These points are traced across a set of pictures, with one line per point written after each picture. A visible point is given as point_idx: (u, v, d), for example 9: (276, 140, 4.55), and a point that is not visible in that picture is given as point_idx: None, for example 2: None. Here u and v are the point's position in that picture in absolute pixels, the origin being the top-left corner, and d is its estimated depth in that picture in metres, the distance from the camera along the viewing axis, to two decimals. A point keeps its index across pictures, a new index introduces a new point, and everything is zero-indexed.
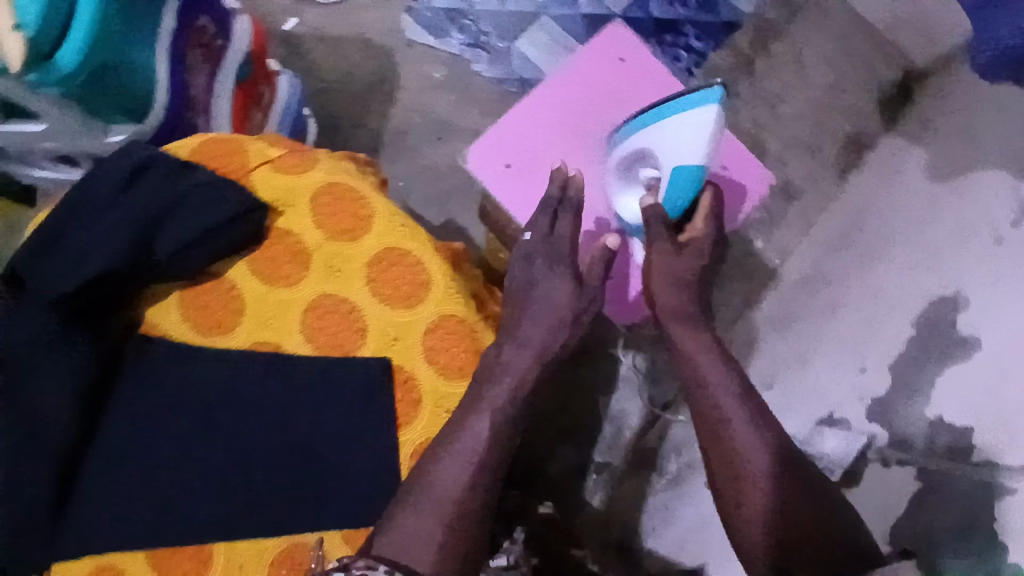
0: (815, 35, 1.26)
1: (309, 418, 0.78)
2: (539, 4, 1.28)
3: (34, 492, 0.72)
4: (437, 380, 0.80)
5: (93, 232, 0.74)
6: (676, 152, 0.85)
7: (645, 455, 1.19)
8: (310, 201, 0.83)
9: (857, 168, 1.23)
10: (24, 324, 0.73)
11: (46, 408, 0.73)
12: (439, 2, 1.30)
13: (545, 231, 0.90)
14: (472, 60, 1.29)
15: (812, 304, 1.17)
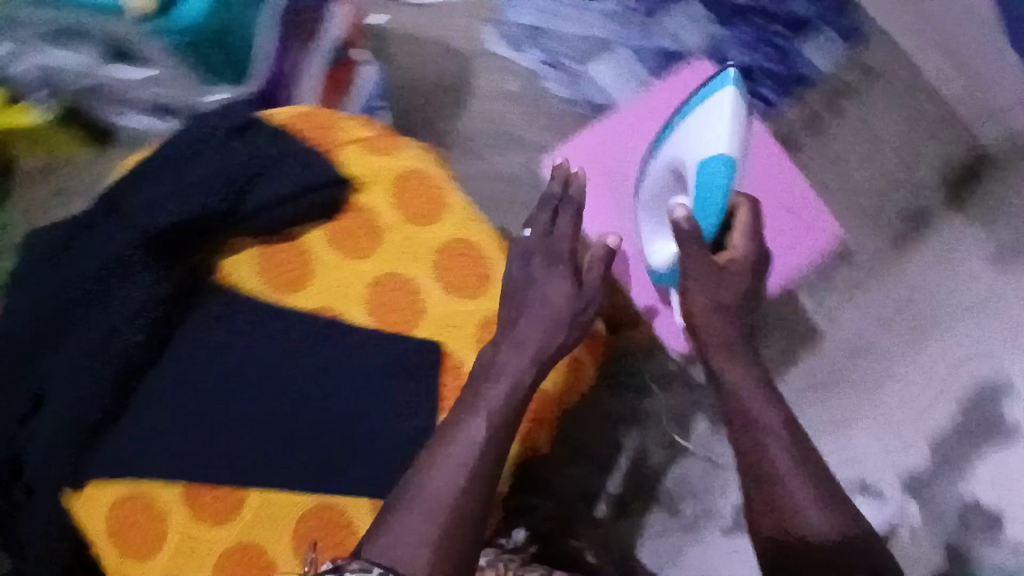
0: (886, 100, 1.16)
1: (343, 390, 0.79)
2: (619, 32, 1.25)
3: (86, 409, 0.77)
4: None
5: (193, 177, 0.78)
6: (697, 152, 0.85)
7: (662, 495, 1.10)
8: (393, 182, 0.84)
9: (914, 243, 1.14)
10: (102, 248, 0.77)
11: (111, 332, 0.77)
12: (523, 18, 1.27)
13: (544, 229, 0.82)
14: (544, 78, 1.26)
15: (859, 374, 1.11)
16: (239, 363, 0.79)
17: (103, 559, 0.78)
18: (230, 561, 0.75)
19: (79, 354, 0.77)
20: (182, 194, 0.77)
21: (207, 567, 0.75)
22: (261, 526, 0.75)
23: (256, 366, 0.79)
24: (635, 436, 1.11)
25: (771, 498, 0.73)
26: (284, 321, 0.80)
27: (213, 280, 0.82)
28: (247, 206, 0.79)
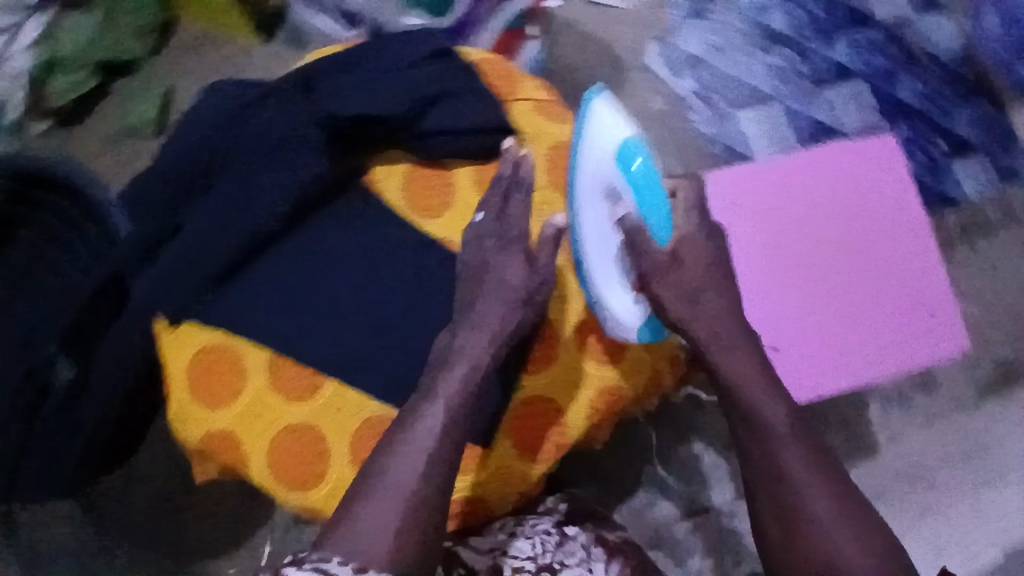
0: (1018, 251, 1.13)
1: (426, 335, 0.79)
2: (777, 88, 1.18)
3: (203, 263, 0.80)
4: (579, 359, 0.82)
5: (382, 83, 0.80)
6: (609, 160, 0.72)
7: (666, 543, 1.05)
8: (552, 149, 0.83)
9: (1001, 397, 1.09)
10: (278, 119, 0.79)
11: (258, 200, 0.79)
12: (688, 46, 1.20)
13: (495, 210, 0.76)
14: (691, 108, 1.19)
15: (912, 499, 1.06)
16: (346, 266, 0.81)
17: (172, 397, 0.80)
18: (291, 439, 0.78)
19: (217, 203, 0.80)
20: (365, 93, 0.80)
21: (270, 436, 0.78)
22: (331, 418, 0.78)
23: (361, 271, 0.81)
24: (664, 478, 1.05)
25: (804, 553, 0.63)
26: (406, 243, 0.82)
27: (361, 180, 0.83)
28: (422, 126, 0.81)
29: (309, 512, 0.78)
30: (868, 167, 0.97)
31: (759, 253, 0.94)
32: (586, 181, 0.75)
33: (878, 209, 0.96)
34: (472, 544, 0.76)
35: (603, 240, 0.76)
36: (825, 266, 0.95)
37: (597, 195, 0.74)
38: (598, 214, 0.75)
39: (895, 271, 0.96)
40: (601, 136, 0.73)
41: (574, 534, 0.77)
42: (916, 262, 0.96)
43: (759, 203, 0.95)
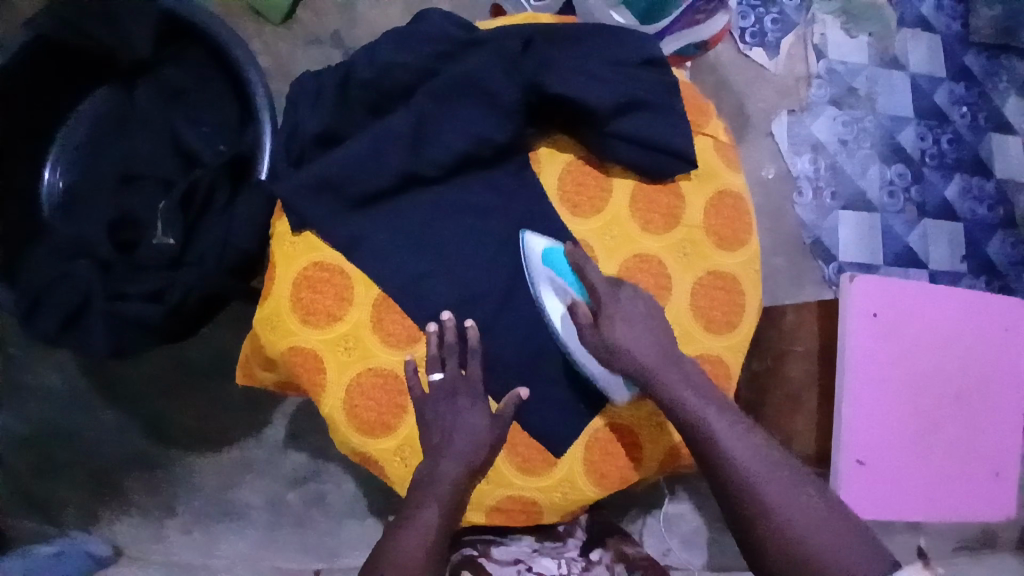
0: None
1: (533, 328, 0.78)
2: (882, 202, 1.40)
3: (351, 182, 0.76)
4: (646, 427, 0.79)
5: (590, 71, 0.77)
6: (537, 267, 0.76)
7: None
8: (716, 194, 0.82)
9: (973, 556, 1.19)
10: (478, 67, 0.75)
11: (427, 141, 0.76)
12: (819, 128, 1.40)
13: (449, 368, 0.74)
14: (800, 189, 1.38)
15: None
16: (482, 234, 0.79)
17: (270, 300, 0.77)
18: (375, 381, 0.76)
19: (389, 127, 0.75)
20: (573, 75, 0.76)
21: (354, 372, 0.76)
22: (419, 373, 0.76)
23: (494, 243, 0.79)
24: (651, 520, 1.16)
25: None
26: (544, 232, 0.79)
27: (524, 154, 0.81)
28: (612, 126, 0.77)
29: (367, 460, 0.76)
30: (997, 320, 0.92)
31: (874, 362, 0.86)
32: (533, 289, 0.77)
33: (991, 362, 0.91)
34: (495, 558, 0.80)
35: (561, 327, 0.76)
36: (927, 395, 0.88)
37: (540, 290, 0.76)
38: (551, 308, 0.77)
39: (983, 423, 0.91)
40: (523, 253, 0.78)
41: (597, 556, 0.85)
42: (1003, 421, 0.92)
43: (897, 318, 0.87)
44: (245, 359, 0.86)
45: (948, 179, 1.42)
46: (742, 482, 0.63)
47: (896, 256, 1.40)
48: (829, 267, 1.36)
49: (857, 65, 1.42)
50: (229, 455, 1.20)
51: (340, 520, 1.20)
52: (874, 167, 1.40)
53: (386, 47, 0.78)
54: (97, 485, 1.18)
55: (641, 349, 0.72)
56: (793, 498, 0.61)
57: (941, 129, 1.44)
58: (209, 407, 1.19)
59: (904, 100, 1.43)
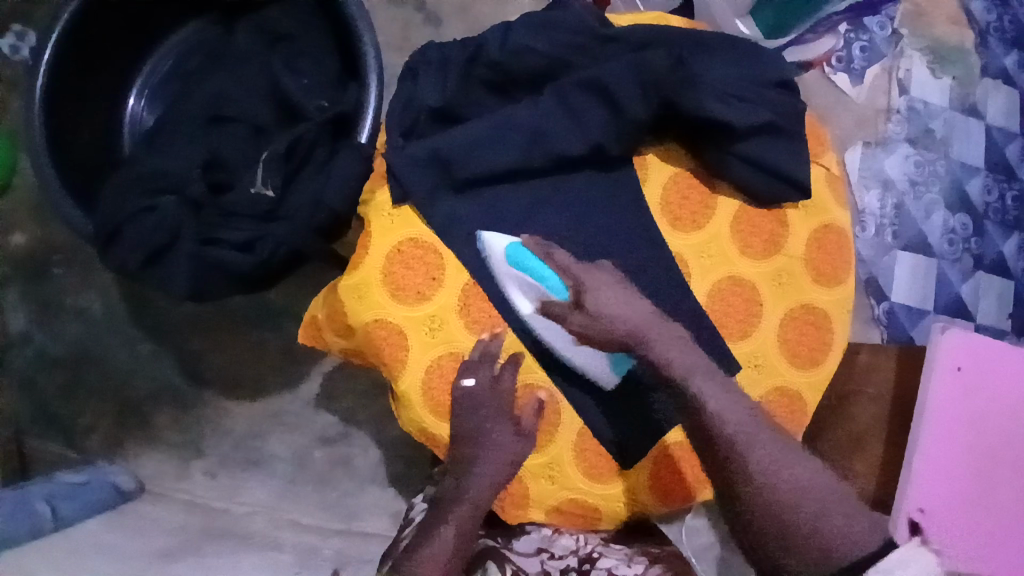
0: None
1: None
2: (944, 248, 1.25)
3: (461, 161, 0.74)
4: None
5: (719, 84, 0.75)
6: (500, 264, 0.73)
7: None
8: (820, 228, 0.81)
9: None
10: (608, 65, 0.74)
11: (542, 128, 0.74)
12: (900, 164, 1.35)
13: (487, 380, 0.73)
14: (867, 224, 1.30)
15: None
16: (578, 232, 0.76)
17: (359, 269, 0.75)
18: (457, 365, 0.75)
19: (512, 117, 0.75)
20: (700, 87, 0.75)
21: (437, 354, 0.75)
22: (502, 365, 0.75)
23: (591, 242, 0.76)
24: None
25: None
26: (644, 246, 0.77)
27: (633, 157, 0.79)
28: (736, 146, 0.76)
29: (435, 442, 0.76)
30: None
31: (950, 415, 0.84)
32: (501, 290, 0.74)
33: None
34: (518, 550, 0.75)
35: (540, 326, 0.74)
36: (1008, 458, 0.84)
37: (509, 290, 0.73)
38: (521, 304, 0.73)
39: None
40: (485, 256, 0.74)
41: (618, 545, 0.78)
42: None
43: (981, 374, 0.85)
44: (315, 322, 0.85)
45: (1009, 236, 1.27)
46: (734, 445, 0.60)
47: (947, 307, 1.24)
48: (880, 306, 1.23)
49: (937, 108, 1.28)
50: (261, 404, 1.14)
51: (362, 485, 1.14)
52: (939, 213, 1.25)
53: (513, 30, 0.76)
54: (126, 412, 1.13)
55: (628, 318, 0.64)
56: (785, 468, 0.60)
57: (1009, 185, 1.28)
58: (246, 352, 1.14)
59: (975, 149, 1.28)
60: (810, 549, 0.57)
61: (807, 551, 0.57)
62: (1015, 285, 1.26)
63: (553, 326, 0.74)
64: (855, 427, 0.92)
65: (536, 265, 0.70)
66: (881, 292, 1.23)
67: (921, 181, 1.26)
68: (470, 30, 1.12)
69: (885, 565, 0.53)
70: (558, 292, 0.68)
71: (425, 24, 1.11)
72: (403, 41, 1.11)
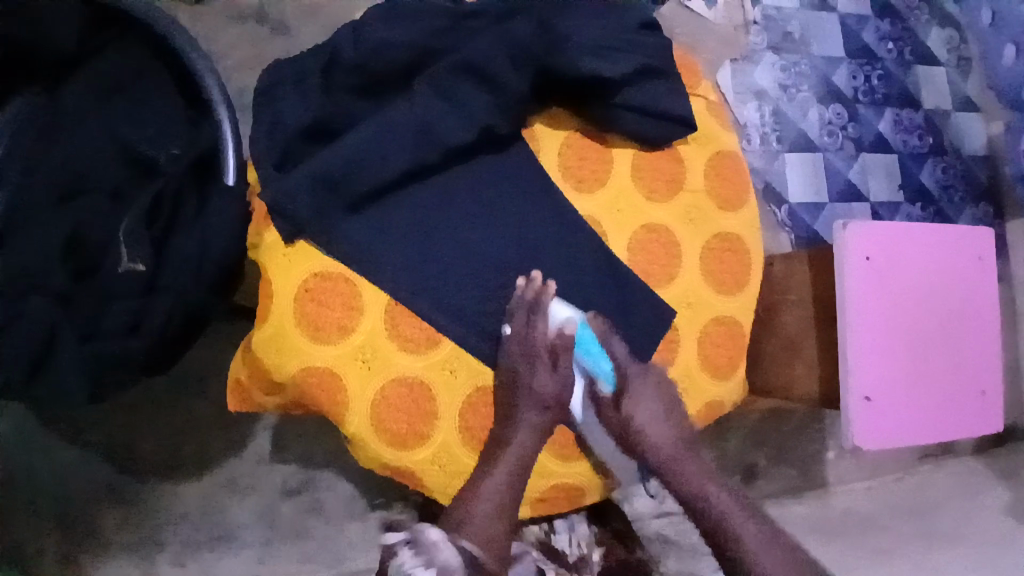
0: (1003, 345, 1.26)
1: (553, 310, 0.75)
2: (826, 141, 1.32)
3: (351, 180, 0.70)
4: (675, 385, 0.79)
5: (589, 34, 0.74)
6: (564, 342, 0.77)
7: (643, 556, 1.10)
8: (715, 156, 0.82)
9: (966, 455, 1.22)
10: (475, 44, 0.71)
11: (425, 123, 0.71)
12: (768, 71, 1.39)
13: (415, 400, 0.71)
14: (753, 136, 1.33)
15: None
16: (488, 218, 0.74)
17: (270, 319, 0.70)
18: (401, 392, 0.71)
19: (392, 119, 0.70)
20: (573, 45, 0.73)
21: (378, 384, 0.71)
22: (446, 376, 0.72)
23: (505, 228, 0.74)
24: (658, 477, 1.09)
25: None
26: (556, 217, 0.75)
27: (523, 131, 0.77)
28: (620, 98, 0.75)
29: (397, 472, 0.72)
30: (970, 253, 0.94)
31: (871, 301, 0.87)
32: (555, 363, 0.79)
33: (962, 284, 0.93)
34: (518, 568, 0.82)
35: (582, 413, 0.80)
36: (919, 331, 0.90)
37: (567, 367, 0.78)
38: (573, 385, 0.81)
39: (968, 346, 0.93)
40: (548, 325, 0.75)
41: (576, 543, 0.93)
42: (985, 348, 0.95)
43: (889, 256, 0.88)
44: (239, 383, 0.79)
45: (882, 113, 1.35)
46: (729, 533, 0.75)
47: (841, 194, 1.31)
48: (781, 209, 1.28)
49: (790, 10, 1.33)
50: (212, 477, 1.06)
51: (342, 525, 1.10)
52: (813, 109, 1.32)
53: (367, 27, 0.72)
54: (66, 524, 1.01)
55: (653, 432, 0.79)
56: (756, 534, 0.75)
57: (872, 66, 1.36)
58: (179, 430, 1.05)
59: (835, 39, 1.35)
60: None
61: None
62: (899, 158, 1.35)
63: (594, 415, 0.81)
64: (792, 333, 0.96)
65: (596, 350, 0.77)
66: (779, 197, 1.28)
67: (791, 83, 1.31)
68: (324, 33, 1.06)
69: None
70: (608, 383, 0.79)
71: (272, 37, 1.04)
72: (254, 60, 1.03)
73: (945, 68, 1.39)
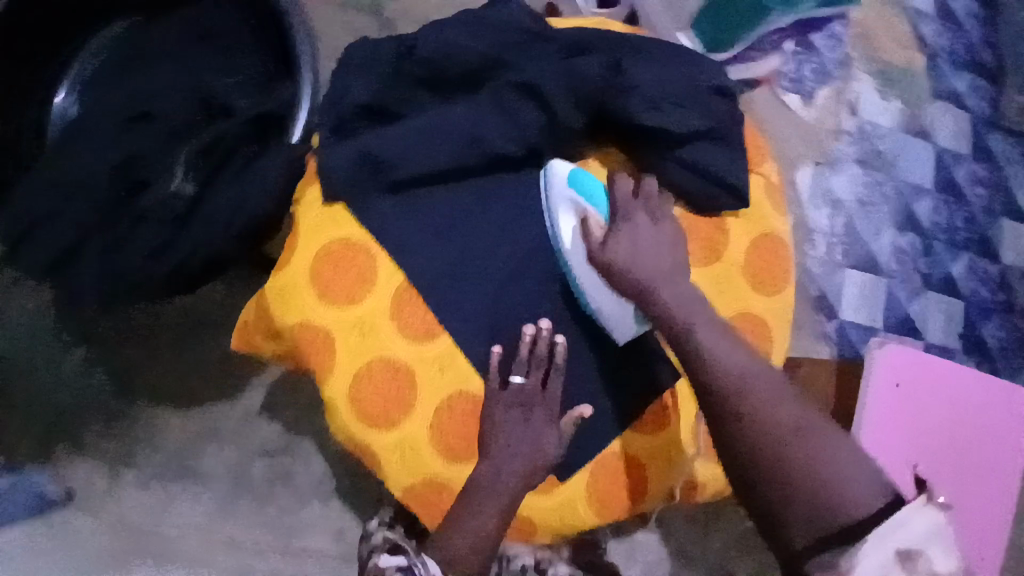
0: None
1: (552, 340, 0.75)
2: (891, 266, 1.23)
3: (397, 162, 0.72)
4: (662, 450, 0.76)
5: (657, 83, 0.76)
6: (555, 180, 0.72)
7: None
8: (761, 235, 0.81)
9: None
10: (548, 66, 0.74)
11: (481, 127, 0.73)
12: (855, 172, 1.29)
13: (397, 386, 0.72)
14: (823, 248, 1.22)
15: None
16: (519, 233, 0.75)
17: (286, 269, 0.72)
18: (385, 371, 0.71)
19: (450, 119, 0.73)
20: (635, 93, 0.75)
21: (366, 358, 0.71)
22: (432, 371, 0.72)
23: (532, 245, 0.75)
24: (641, 547, 1.05)
25: None
26: None
27: (575, 161, 0.78)
28: (675, 152, 0.77)
29: (361, 450, 0.73)
30: (1010, 413, 0.90)
31: (887, 424, 0.88)
32: (550, 215, 0.73)
33: (993, 440, 0.90)
34: None
35: (574, 258, 0.72)
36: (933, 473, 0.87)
37: (561, 214, 0.72)
38: (565, 229, 0.72)
39: (992, 512, 0.88)
40: (546, 179, 0.73)
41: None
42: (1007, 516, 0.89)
43: (919, 385, 0.90)
44: (243, 323, 0.81)
45: (957, 256, 1.26)
46: (726, 387, 0.62)
47: (897, 326, 1.22)
48: (829, 323, 1.19)
49: (884, 129, 1.28)
50: (196, 418, 1.08)
51: (303, 501, 1.07)
52: (886, 232, 1.24)
53: (450, 30, 0.75)
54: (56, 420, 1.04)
55: (655, 259, 0.68)
56: (783, 411, 0.61)
57: (957, 206, 1.28)
58: (182, 361, 1.08)
59: (923, 170, 1.28)
60: (817, 506, 0.57)
61: (818, 517, 0.57)
62: (965, 306, 1.25)
63: (584, 258, 0.72)
64: None
65: (599, 187, 0.72)
66: (832, 310, 1.20)
67: (869, 201, 1.25)
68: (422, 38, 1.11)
69: (886, 526, 0.55)
70: (603, 213, 0.71)
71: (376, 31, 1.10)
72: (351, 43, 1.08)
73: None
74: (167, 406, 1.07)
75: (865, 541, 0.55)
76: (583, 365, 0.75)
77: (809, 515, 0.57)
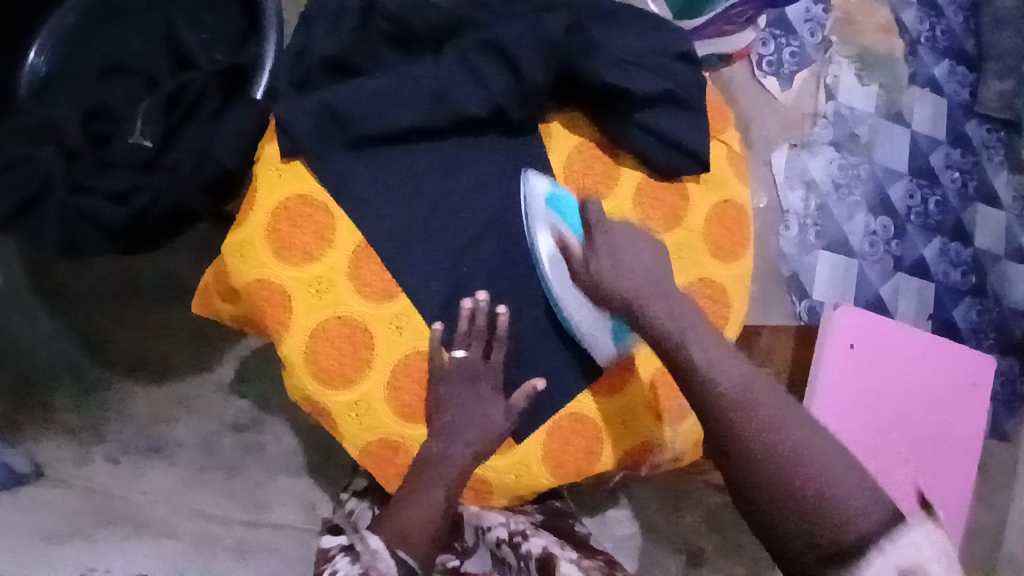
0: None
1: (516, 304, 0.75)
2: (862, 246, 1.24)
3: (357, 120, 0.71)
4: (620, 410, 0.78)
5: (622, 47, 0.75)
6: (533, 199, 0.73)
7: None
8: (721, 203, 0.82)
9: None
10: (513, 26, 0.73)
11: (443, 86, 0.72)
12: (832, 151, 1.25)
13: (355, 347, 0.72)
14: (797, 228, 1.22)
15: None
16: (482, 197, 0.75)
17: (243, 227, 0.72)
18: (343, 331, 0.71)
19: (413, 80, 0.72)
20: (601, 54, 0.74)
21: (324, 316, 0.71)
22: (391, 332, 0.72)
23: (495, 209, 0.75)
24: (613, 522, 1.06)
25: None
26: None
27: (539, 126, 0.78)
28: (639, 117, 0.76)
29: (319, 410, 0.73)
30: (961, 377, 0.93)
31: (844, 388, 0.89)
32: (528, 232, 0.73)
33: (944, 402, 0.92)
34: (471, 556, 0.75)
35: (553, 276, 0.73)
36: (887, 435, 0.90)
37: (539, 231, 0.72)
38: (543, 247, 0.73)
39: (941, 469, 0.92)
40: (525, 194, 0.73)
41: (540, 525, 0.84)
42: (958, 473, 0.92)
43: (874, 345, 0.91)
44: (203, 285, 0.80)
45: (929, 239, 1.26)
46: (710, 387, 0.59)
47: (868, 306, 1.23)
48: (800, 303, 1.20)
49: (861, 113, 1.26)
50: (169, 389, 1.08)
51: (274, 473, 1.07)
52: (860, 214, 1.24)
53: None
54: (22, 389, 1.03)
55: (637, 271, 0.68)
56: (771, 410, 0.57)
57: (931, 190, 1.28)
58: (151, 330, 1.07)
59: (898, 152, 1.27)
60: (808, 509, 0.53)
61: (810, 526, 0.52)
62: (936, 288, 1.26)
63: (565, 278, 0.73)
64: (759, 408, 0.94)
65: (573, 210, 0.74)
66: (803, 290, 1.20)
67: (843, 184, 1.24)
68: None
69: (891, 546, 0.52)
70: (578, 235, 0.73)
71: None
72: None
73: (1002, 213, 1.29)
74: (136, 375, 1.06)
75: (866, 559, 0.51)
76: (545, 328, 0.76)
77: (798, 516, 0.53)
